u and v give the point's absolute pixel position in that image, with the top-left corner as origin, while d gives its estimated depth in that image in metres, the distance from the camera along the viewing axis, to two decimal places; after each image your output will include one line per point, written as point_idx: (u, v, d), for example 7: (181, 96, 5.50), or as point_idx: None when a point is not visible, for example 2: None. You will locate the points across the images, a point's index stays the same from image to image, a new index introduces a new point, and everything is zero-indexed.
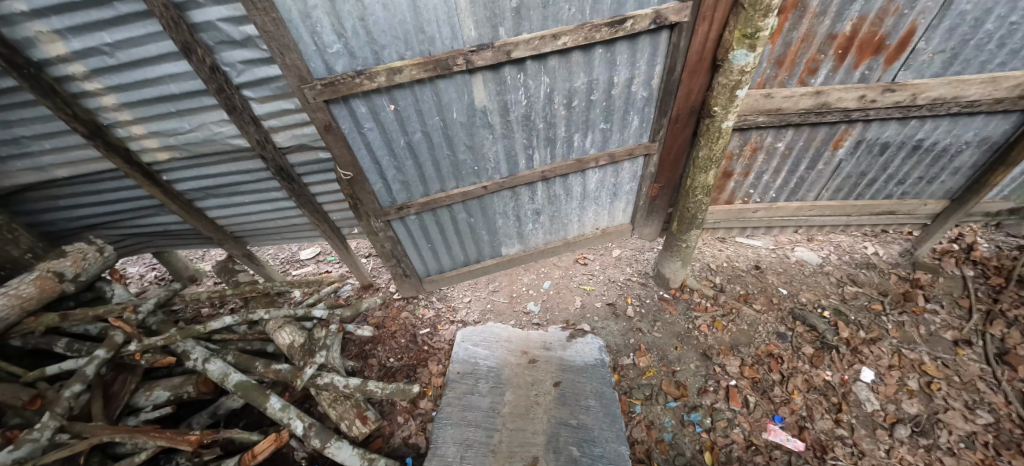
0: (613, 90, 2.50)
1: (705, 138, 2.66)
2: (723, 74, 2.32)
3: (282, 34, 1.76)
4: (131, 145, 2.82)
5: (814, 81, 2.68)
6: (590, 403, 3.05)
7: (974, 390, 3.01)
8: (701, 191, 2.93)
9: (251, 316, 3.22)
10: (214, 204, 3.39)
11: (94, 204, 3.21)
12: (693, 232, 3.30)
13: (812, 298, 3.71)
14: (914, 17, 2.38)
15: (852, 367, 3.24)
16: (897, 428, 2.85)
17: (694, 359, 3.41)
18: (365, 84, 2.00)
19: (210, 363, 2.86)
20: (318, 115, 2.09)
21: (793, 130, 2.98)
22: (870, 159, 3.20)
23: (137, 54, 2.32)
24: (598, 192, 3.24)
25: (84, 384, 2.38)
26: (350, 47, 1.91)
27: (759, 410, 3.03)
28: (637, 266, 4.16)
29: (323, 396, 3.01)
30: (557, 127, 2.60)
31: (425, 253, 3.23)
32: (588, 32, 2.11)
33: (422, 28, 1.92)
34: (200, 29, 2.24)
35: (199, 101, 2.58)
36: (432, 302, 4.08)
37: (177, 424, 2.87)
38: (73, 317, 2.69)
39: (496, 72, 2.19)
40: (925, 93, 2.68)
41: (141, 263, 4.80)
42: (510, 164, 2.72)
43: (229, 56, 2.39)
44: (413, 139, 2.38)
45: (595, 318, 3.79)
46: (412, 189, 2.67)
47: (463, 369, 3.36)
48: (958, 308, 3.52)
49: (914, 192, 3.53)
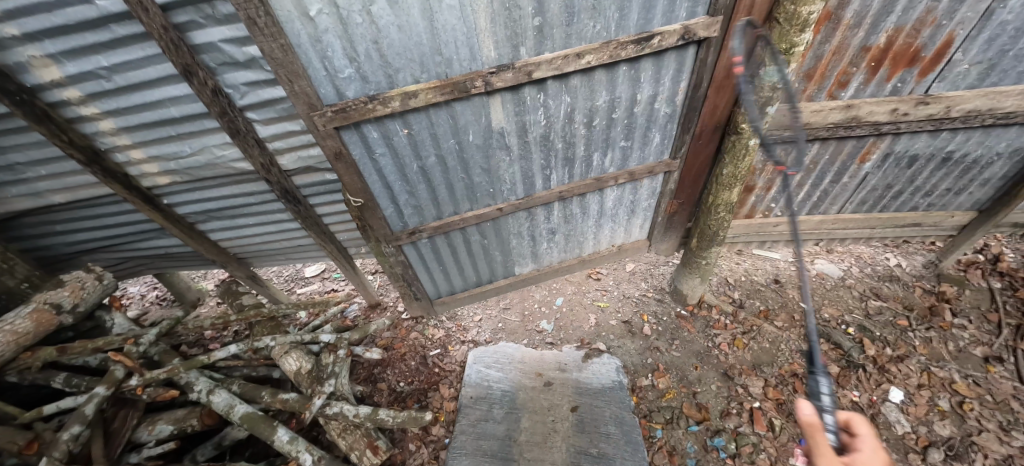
0: (636, 107, 2.38)
1: (730, 156, 2.55)
2: (753, 90, 2.22)
3: (291, 61, 1.64)
4: (129, 170, 2.70)
5: (843, 94, 2.56)
6: (610, 429, 2.94)
7: (1009, 411, 2.89)
8: (725, 208, 2.81)
9: (256, 343, 3.11)
10: (217, 227, 3.27)
11: (92, 228, 3.09)
12: (713, 249, 3.18)
13: (835, 314, 3.59)
14: (952, 28, 2.27)
15: (880, 387, 3.11)
16: (930, 452, 2.73)
17: (715, 379, 3.29)
18: (378, 109, 1.88)
19: (215, 394, 2.75)
20: (327, 142, 1.97)
21: (819, 144, 2.87)
22: (897, 171, 3.09)
23: (136, 77, 2.20)
24: (615, 209, 3.13)
25: (83, 425, 2.27)
26: (363, 72, 1.79)
27: (785, 434, 2.90)
28: (652, 281, 4.05)
29: (331, 425, 2.88)
30: (576, 146, 2.48)
31: (436, 275, 3.12)
32: (613, 50, 2.00)
33: (439, 50, 1.80)
34: (202, 50, 2.12)
35: (200, 124, 2.47)
36: (442, 322, 3.96)
37: (180, 459, 2.74)
38: (72, 351, 2.55)
39: (516, 92, 2.07)
40: (960, 105, 2.57)
41: (142, 283, 4.68)
42: (527, 185, 2.61)
43: (233, 78, 2.27)
44: (427, 163, 2.26)
45: (611, 336, 3.67)
46: (425, 213, 2.55)
47: (476, 394, 3.25)
48: (987, 323, 3.40)
49: (940, 204, 3.42)
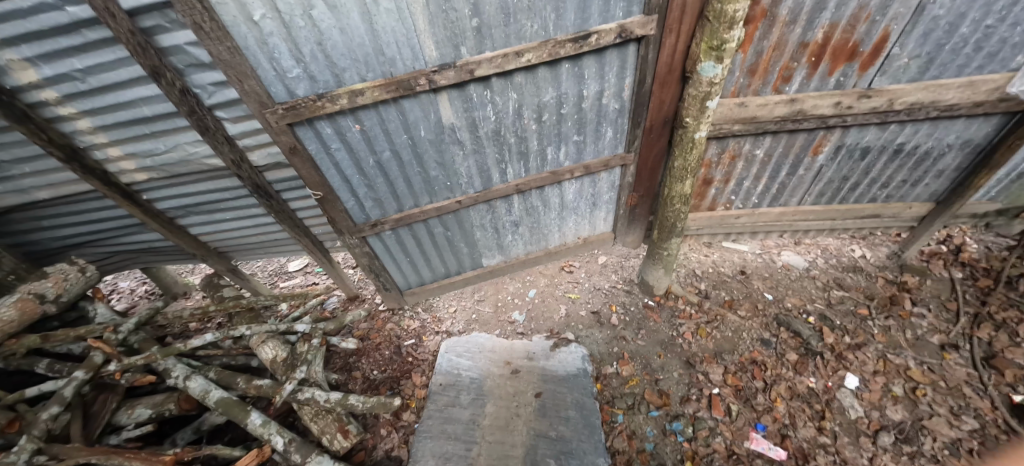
0: (583, 103, 2.50)
1: (679, 149, 2.61)
2: (693, 85, 2.29)
3: (238, 62, 1.77)
4: (108, 167, 2.83)
5: (788, 88, 2.66)
6: (570, 414, 3.05)
7: (960, 396, 2.96)
8: (679, 201, 2.89)
9: (233, 332, 3.23)
10: (196, 221, 3.41)
11: (78, 224, 3.24)
12: (674, 240, 3.26)
13: (797, 304, 3.68)
14: (887, 24, 2.34)
15: (836, 373, 3.19)
16: (881, 435, 2.80)
17: (677, 367, 3.36)
18: (327, 106, 2.01)
19: (192, 380, 2.88)
20: (282, 138, 2.10)
21: (771, 137, 2.97)
22: (852, 163, 3.18)
23: (108, 78, 2.33)
24: (577, 203, 3.28)
25: (62, 406, 2.43)
26: (310, 72, 1.91)
27: (741, 419, 2.98)
28: (622, 274, 4.14)
29: (305, 410, 3.00)
30: (529, 141, 2.60)
31: (404, 267, 3.27)
32: (552, 48, 2.10)
33: (382, 51, 1.92)
34: (169, 52, 2.23)
35: (173, 123, 2.59)
36: (418, 313, 4.08)
37: (161, 442, 2.89)
38: (55, 339, 2.71)
39: (462, 90, 2.19)
40: (902, 98, 2.65)
41: (132, 278, 4.85)
42: (484, 179, 2.73)
43: (200, 78, 2.38)
44: (382, 157, 2.39)
45: (579, 326, 3.77)
46: (385, 206, 2.69)
47: (446, 381, 3.37)
48: (945, 311, 3.46)
49: (897, 196, 3.52)
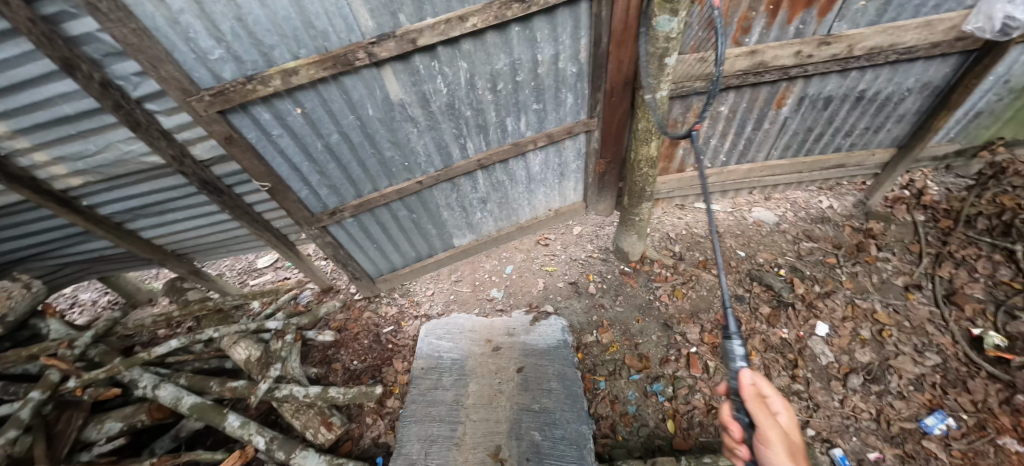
0: (539, 69, 2.46)
1: (640, 110, 2.53)
2: (651, 43, 2.13)
3: (148, 46, 1.62)
4: (37, 173, 2.59)
5: (748, 40, 2.61)
6: (553, 386, 2.93)
7: (923, 333, 2.97)
8: (646, 164, 2.81)
9: (199, 336, 3.08)
10: (147, 224, 3.24)
11: (15, 238, 2.99)
12: (644, 205, 3.18)
13: (769, 259, 3.63)
14: None
15: (807, 322, 3.15)
16: (850, 378, 2.79)
17: (655, 330, 3.28)
18: (259, 89, 1.91)
19: (160, 389, 2.76)
20: (215, 127, 2.02)
21: (734, 92, 2.97)
22: (815, 114, 3.19)
23: (16, 76, 2.05)
24: (544, 174, 3.36)
25: (20, 429, 2.35)
26: (234, 52, 1.80)
27: (718, 374, 2.94)
28: (598, 243, 3.97)
29: (284, 407, 2.88)
30: (485, 113, 2.58)
31: (373, 254, 3.43)
32: (498, 10, 2.00)
33: (311, 24, 1.81)
34: (81, 41, 1.94)
35: (100, 120, 2.36)
36: (394, 298, 3.98)
37: (138, 452, 2.81)
38: (5, 360, 2.62)
39: (406, 62, 2.12)
40: (861, 43, 2.61)
41: (93, 289, 4.66)
42: (443, 156, 2.75)
43: (121, 69, 2.10)
44: (330, 141, 2.38)
45: (557, 298, 3.63)
46: (342, 192, 2.73)
47: (427, 365, 3.20)
48: (909, 254, 3.47)
49: (862, 143, 3.56)
